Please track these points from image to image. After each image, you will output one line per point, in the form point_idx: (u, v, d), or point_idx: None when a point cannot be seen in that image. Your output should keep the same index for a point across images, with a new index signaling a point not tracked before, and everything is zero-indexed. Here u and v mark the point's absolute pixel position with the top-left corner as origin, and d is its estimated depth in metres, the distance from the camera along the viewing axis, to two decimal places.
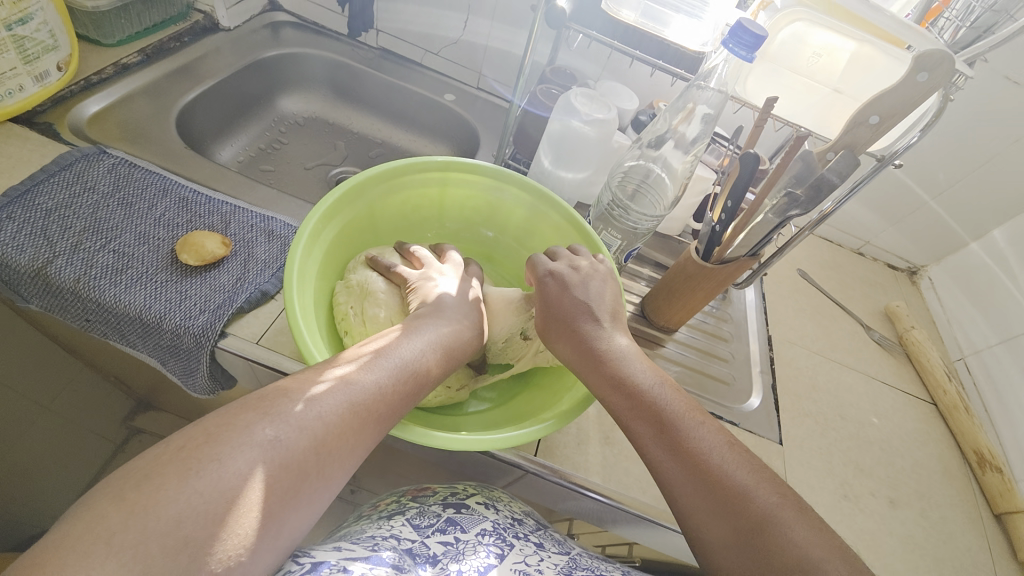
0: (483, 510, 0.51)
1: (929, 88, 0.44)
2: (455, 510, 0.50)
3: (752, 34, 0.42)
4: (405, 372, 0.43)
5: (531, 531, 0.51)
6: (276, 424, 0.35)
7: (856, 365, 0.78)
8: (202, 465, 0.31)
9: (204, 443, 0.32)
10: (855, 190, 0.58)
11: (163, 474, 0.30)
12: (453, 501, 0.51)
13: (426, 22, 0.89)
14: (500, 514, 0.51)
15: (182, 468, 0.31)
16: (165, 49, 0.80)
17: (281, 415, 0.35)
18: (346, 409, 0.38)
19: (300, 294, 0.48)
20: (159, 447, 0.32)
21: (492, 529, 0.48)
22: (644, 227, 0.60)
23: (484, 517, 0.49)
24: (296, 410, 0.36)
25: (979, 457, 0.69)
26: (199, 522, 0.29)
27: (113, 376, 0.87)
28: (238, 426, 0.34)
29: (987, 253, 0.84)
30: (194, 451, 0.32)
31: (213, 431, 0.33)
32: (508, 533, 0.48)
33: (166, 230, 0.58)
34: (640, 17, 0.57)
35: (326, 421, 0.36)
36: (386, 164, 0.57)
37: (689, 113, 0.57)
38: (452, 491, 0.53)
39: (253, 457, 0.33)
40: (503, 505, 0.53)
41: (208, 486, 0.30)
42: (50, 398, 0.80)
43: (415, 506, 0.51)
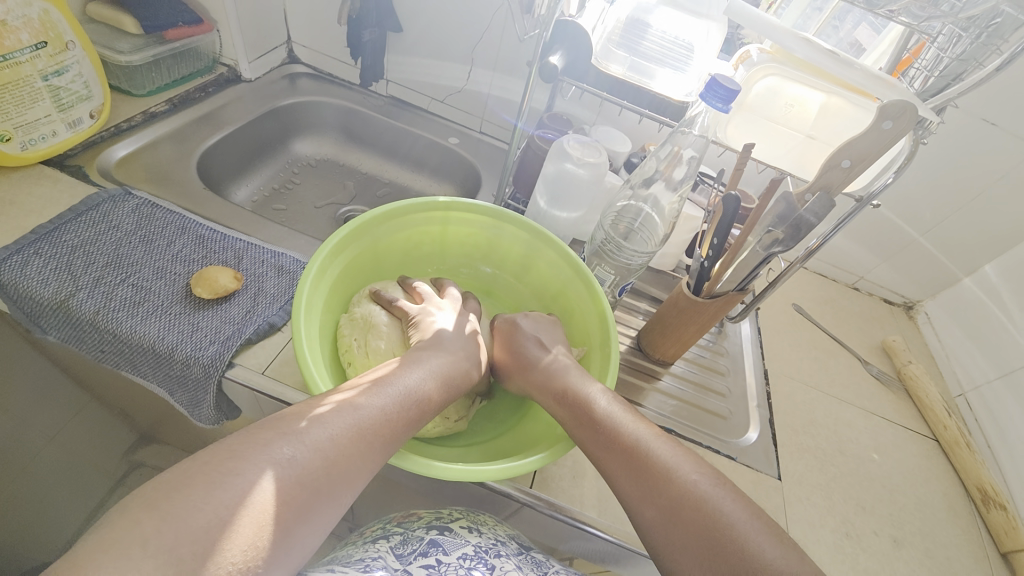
0: (466, 534, 0.51)
1: (895, 134, 0.47)
2: (438, 532, 0.51)
3: (727, 89, 0.46)
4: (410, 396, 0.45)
5: (513, 553, 0.51)
6: (293, 443, 0.37)
7: (854, 400, 0.78)
8: (223, 479, 0.33)
9: (225, 458, 0.35)
10: (839, 227, 0.60)
11: (188, 487, 0.32)
12: (437, 523, 0.52)
13: (433, 73, 0.96)
14: (483, 536, 0.51)
15: (206, 481, 0.33)
16: (191, 98, 0.86)
17: (297, 434, 0.37)
18: (354, 432, 0.39)
19: (307, 327, 0.50)
20: (183, 462, 0.34)
21: (475, 554, 0.48)
22: (637, 263, 0.62)
23: (466, 541, 0.50)
24: (309, 431, 0.38)
25: (983, 495, 0.68)
26: (218, 534, 0.31)
27: (116, 408, 0.85)
28: (257, 444, 0.36)
29: (980, 288, 0.86)
30: (217, 467, 0.34)
31: (234, 447, 0.35)
32: (489, 555, 0.49)
33: (182, 265, 0.61)
34: (627, 70, 0.64)
35: (337, 442, 0.38)
36: (389, 204, 0.61)
37: (676, 156, 0.60)
38: (437, 515, 0.54)
39: (270, 473, 0.35)
40: (487, 529, 0.53)
41: (228, 499, 0.33)
42: (54, 431, 0.83)
43: (399, 532, 0.51)
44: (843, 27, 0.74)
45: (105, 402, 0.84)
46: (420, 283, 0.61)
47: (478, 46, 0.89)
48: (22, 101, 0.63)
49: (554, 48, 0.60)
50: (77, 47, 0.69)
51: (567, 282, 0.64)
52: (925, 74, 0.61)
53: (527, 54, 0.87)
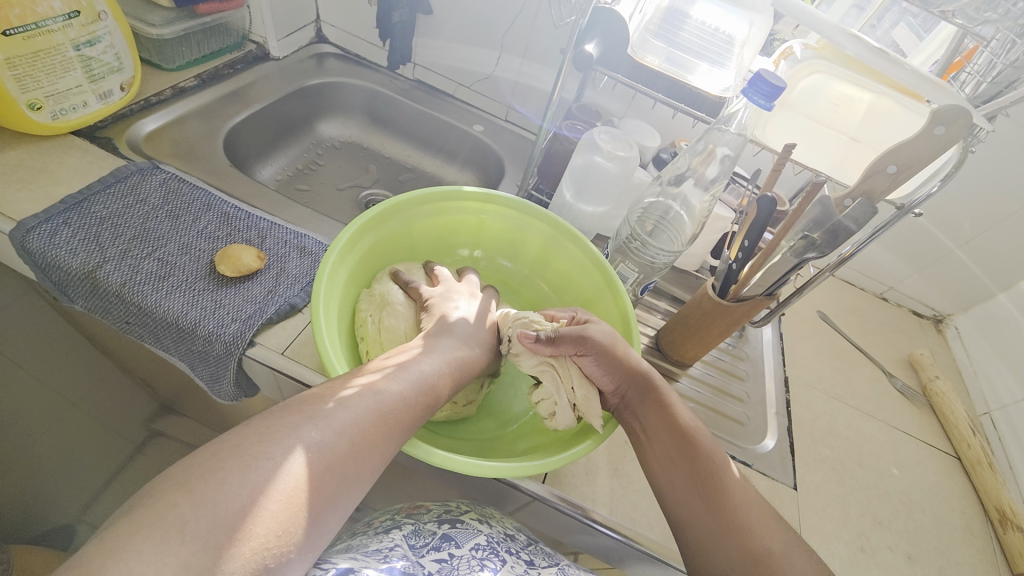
0: (477, 525, 0.52)
1: (947, 140, 0.45)
2: (449, 526, 0.51)
3: (773, 86, 0.44)
4: (424, 381, 0.45)
5: (522, 548, 0.52)
6: (320, 426, 0.37)
7: (876, 412, 0.76)
8: (255, 458, 0.34)
9: (253, 440, 0.35)
10: (875, 236, 0.57)
11: (224, 469, 0.33)
12: (447, 517, 0.52)
13: (461, 58, 0.95)
14: (494, 528, 0.52)
15: (236, 465, 0.33)
16: (219, 75, 0.86)
17: (323, 416, 0.38)
18: (376, 417, 0.40)
19: (326, 299, 0.50)
20: (213, 444, 0.35)
21: (486, 544, 0.49)
22: (661, 261, 0.61)
23: (478, 532, 0.51)
24: (334, 414, 0.38)
25: (1001, 515, 0.66)
26: (258, 515, 0.32)
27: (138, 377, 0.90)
28: (285, 429, 0.36)
29: (1014, 305, 0.83)
30: (251, 450, 0.34)
31: (260, 431, 0.36)
32: (501, 548, 0.49)
33: (207, 242, 0.62)
34: (663, 62, 0.62)
35: (360, 427, 0.39)
36: (428, 189, 0.61)
37: (709, 155, 0.59)
38: (446, 509, 0.54)
39: (299, 454, 0.35)
40: (496, 522, 0.54)
41: (263, 479, 0.33)
42: (77, 396, 0.86)
43: (411, 523, 0.51)
44: (883, 26, 0.71)
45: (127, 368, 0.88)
46: (443, 270, 0.60)
47: (509, 31, 0.87)
48: (54, 71, 0.63)
49: (589, 37, 0.58)
50: (109, 18, 0.68)
51: (596, 292, 0.62)
52: (977, 80, 0.58)
53: (558, 42, 0.85)
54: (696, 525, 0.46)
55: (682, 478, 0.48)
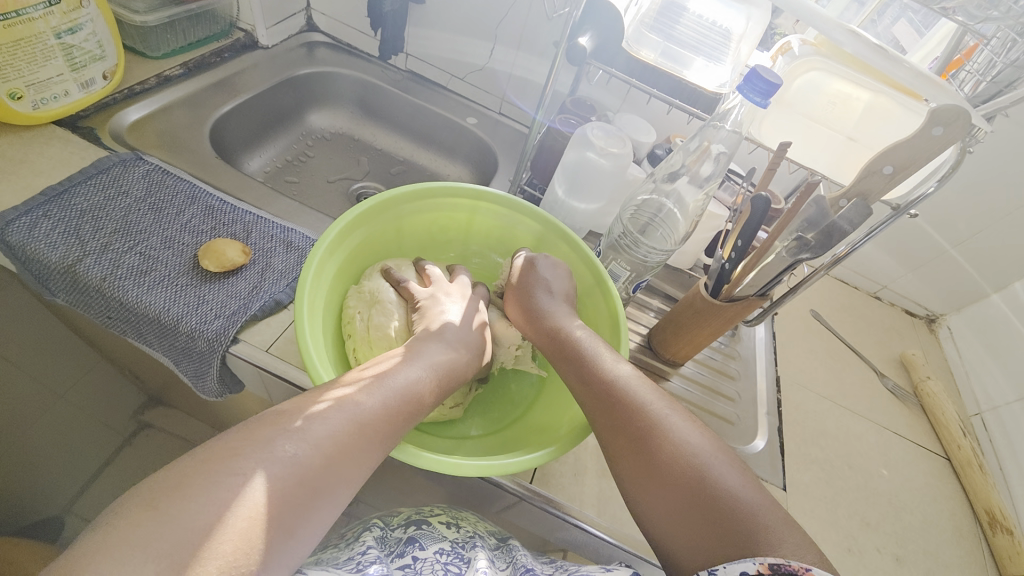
0: (444, 527, 0.53)
1: (944, 142, 0.44)
2: (416, 528, 0.52)
3: (768, 85, 0.44)
4: (404, 387, 0.44)
5: (490, 548, 0.52)
6: (294, 440, 0.36)
7: (866, 412, 0.76)
8: (231, 475, 0.33)
9: (230, 454, 0.34)
10: (871, 235, 0.57)
11: (191, 485, 0.32)
12: (415, 520, 0.54)
13: (455, 48, 0.93)
14: (460, 531, 0.53)
15: (206, 480, 0.32)
16: (206, 63, 0.84)
17: (299, 429, 0.37)
18: (352, 427, 0.39)
19: (312, 296, 0.49)
20: (187, 458, 0.34)
21: (451, 548, 0.49)
22: (654, 260, 0.60)
23: (443, 535, 0.51)
24: (307, 428, 0.37)
25: (991, 518, 0.66)
26: (227, 533, 0.31)
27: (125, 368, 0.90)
28: (258, 443, 0.35)
29: (1007, 306, 0.82)
30: (221, 467, 0.33)
31: (237, 445, 0.35)
32: (465, 549, 0.50)
33: (191, 236, 0.60)
34: (659, 56, 0.60)
35: (337, 438, 0.38)
36: (420, 183, 0.59)
37: (704, 152, 0.57)
38: (417, 513, 0.56)
39: (276, 468, 0.34)
40: (466, 524, 0.55)
41: (238, 497, 0.32)
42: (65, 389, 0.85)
43: (379, 530, 0.53)
44: (884, 22, 0.69)
45: (114, 362, 0.89)
46: (434, 270, 0.59)
47: (504, 22, 0.86)
48: (34, 59, 0.61)
49: (583, 29, 0.57)
50: (91, 4, 0.65)
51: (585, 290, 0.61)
52: (976, 79, 0.57)
53: (553, 34, 0.84)
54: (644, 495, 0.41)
55: (623, 448, 0.44)
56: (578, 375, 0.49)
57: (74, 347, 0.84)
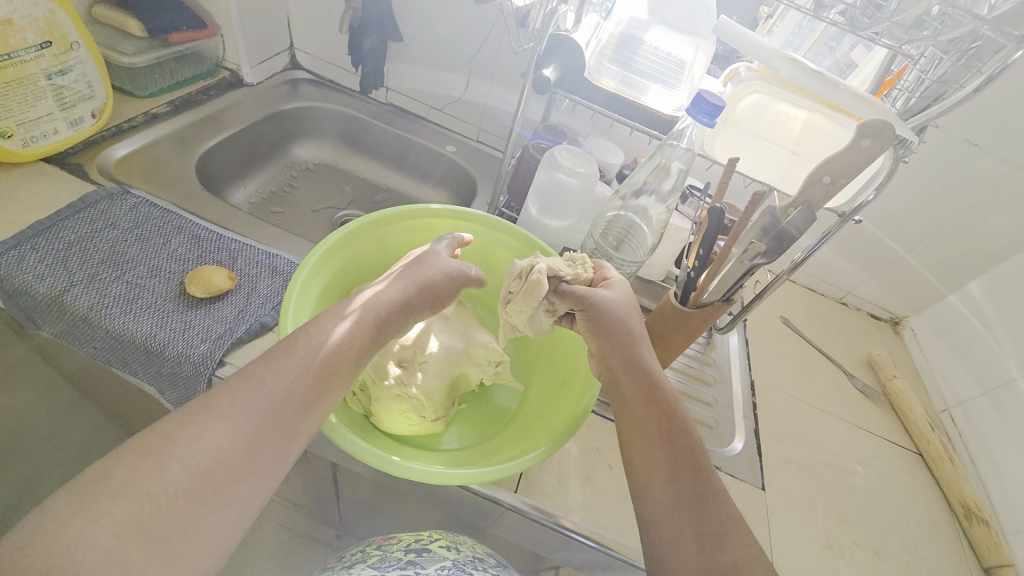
0: (445, 550, 0.54)
1: (871, 153, 0.49)
2: (417, 553, 0.53)
3: (713, 106, 0.48)
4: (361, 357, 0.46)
5: (490, 566, 0.55)
6: (226, 413, 0.37)
7: (839, 412, 0.79)
8: (179, 447, 0.34)
9: (175, 431, 0.35)
10: (824, 241, 0.61)
11: (125, 468, 0.33)
12: (415, 546, 0.54)
13: (432, 82, 0.98)
14: (461, 552, 0.55)
15: (142, 462, 0.33)
16: (193, 101, 0.87)
17: (233, 404, 0.38)
18: (293, 384, 0.40)
19: (297, 315, 0.51)
20: (134, 438, 0.35)
21: (453, 566, 0.52)
22: (627, 271, 0.65)
23: (445, 556, 0.53)
24: (246, 396, 0.38)
25: (966, 510, 0.69)
26: (170, 503, 0.33)
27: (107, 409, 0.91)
28: (188, 424, 0.36)
29: (963, 305, 0.87)
30: (153, 450, 0.34)
31: (180, 418, 0.36)
32: (467, 566, 0.52)
33: (178, 264, 0.62)
34: (619, 84, 0.65)
35: (275, 399, 0.39)
36: (401, 206, 0.62)
37: (665, 169, 0.62)
38: (416, 538, 0.56)
39: (225, 435, 0.36)
40: (465, 547, 0.57)
41: (190, 465, 0.34)
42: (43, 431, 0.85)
43: (377, 554, 0.54)
44: (841, 47, 0.76)
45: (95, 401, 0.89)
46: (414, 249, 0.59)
47: (477, 56, 0.91)
48: (25, 100, 0.64)
49: (547, 61, 0.62)
50: (81, 47, 0.69)
51: None
52: (907, 95, 0.62)
53: (523, 67, 0.89)
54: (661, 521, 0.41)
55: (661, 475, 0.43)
56: (653, 408, 0.47)
57: None
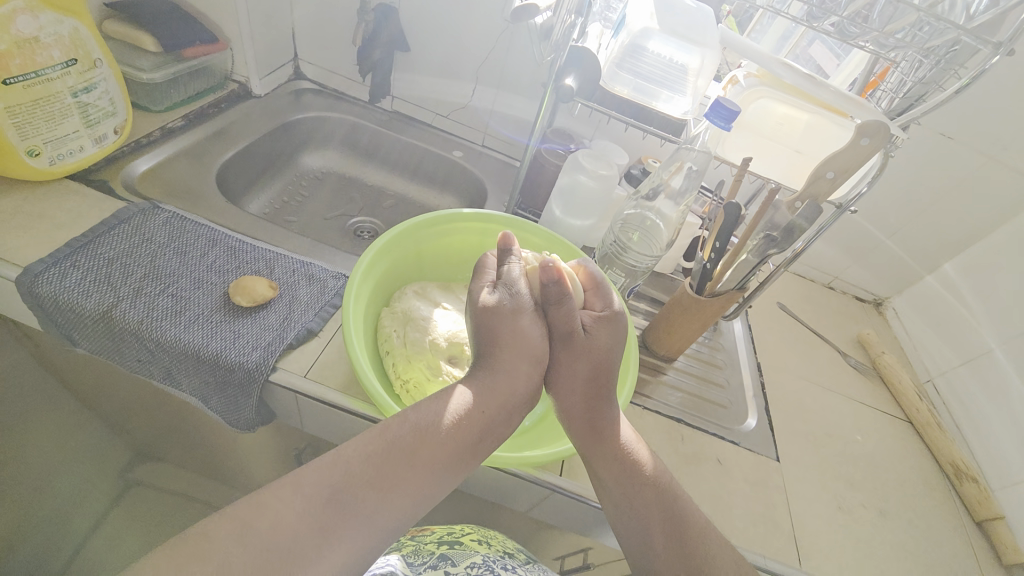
0: (475, 547, 0.61)
1: (871, 149, 0.55)
2: (448, 547, 0.61)
3: (730, 110, 0.53)
4: (455, 435, 0.44)
5: (518, 563, 0.60)
6: (313, 482, 0.39)
7: (837, 387, 0.86)
8: (262, 522, 0.36)
9: (255, 507, 0.37)
10: (821, 231, 0.66)
11: (223, 531, 0.35)
12: (447, 539, 0.62)
13: (438, 89, 1.01)
14: (490, 549, 0.61)
15: (238, 525, 0.35)
16: (205, 114, 0.88)
17: (321, 472, 0.40)
18: (378, 462, 0.41)
19: (354, 318, 0.53)
20: (226, 505, 0.37)
21: (482, 562, 0.58)
22: (643, 265, 0.70)
23: (474, 552, 0.60)
24: (336, 471, 0.40)
25: (955, 468, 0.76)
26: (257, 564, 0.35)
27: (116, 425, 0.95)
28: (283, 490, 0.38)
29: (941, 284, 0.95)
30: (248, 514, 0.36)
31: (262, 495, 0.37)
32: (495, 565, 0.58)
33: (217, 275, 0.64)
34: (631, 91, 0.70)
35: (359, 475, 0.40)
36: (435, 211, 0.65)
37: (678, 169, 0.67)
38: (449, 531, 0.64)
39: (310, 505, 0.38)
40: (495, 543, 0.63)
41: (269, 544, 0.35)
42: (53, 449, 0.88)
43: (412, 547, 0.61)
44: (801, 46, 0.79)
45: (103, 417, 0.92)
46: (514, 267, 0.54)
47: (484, 65, 0.95)
48: (52, 118, 0.64)
49: (568, 70, 0.66)
50: (103, 65, 0.69)
51: None
52: (891, 96, 0.69)
53: (529, 73, 0.93)
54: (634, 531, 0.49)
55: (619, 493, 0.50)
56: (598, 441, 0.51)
57: (66, 405, 0.88)
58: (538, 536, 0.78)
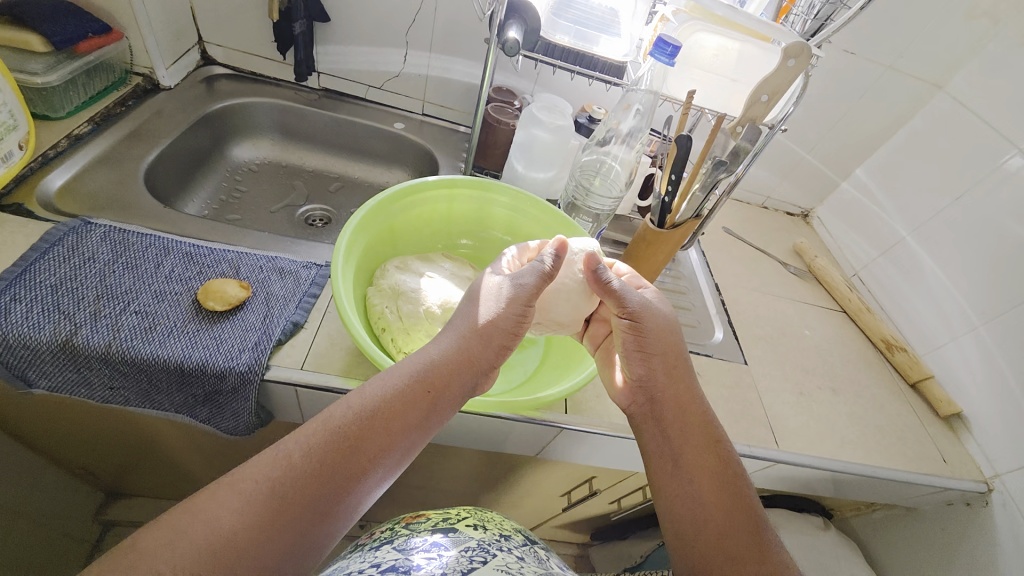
0: (470, 531, 0.56)
1: (797, 69, 0.59)
2: (443, 532, 0.55)
3: (672, 45, 0.56)
4: (408, 416, 0.44)
5: (516, 545, 0.56)
6: (247, 482, 0.39)
7: (784, 293, 0.96)
8: (194, 523, 0.36)
9: (189, 509, 0.37)
10: (757, 155, 0.72)
11: (149, 538, 0.35)
12: (442, 525, 0.57)
13: (367, 59, 0.96)
14: (486, 533, 0.56)
15: (169, 531, 0.36)
16: (114, 115, 0.80)
17: (254, 470, 0.40)
18: (314, 457, 0.41)
19: (348, 300, 0.53)
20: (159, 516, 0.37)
21: (477, 546, 0.52)
22: (606, 208, 0.73)
23: (469, 538, 0.54)
24: (268, 467, 0.40)
25: (887, 343, 0.89)
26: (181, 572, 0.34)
27: (79, 468, 0.88)
28: (213, 493, 0.38)
29: (856, 189, 1.07)
30: (179, 519, 0.36)
31: (198, 497, 0.38)
32: (492, 547, 0.53)
33: (180, 284, 0.60)
34: (573, 38, 0.70)
35: (292, 468, 0.40)
36: (402, 183, 0.64)
37: (626, 110, 0.70)
38: (444, 517, 0.60)
39: (237, 507, 0.38)
40: (493, 526, 0.60)
41: (201, 544, 0.36)
42: (22, 510, 0.81)
43: (405, 533, 0.56)
44: None
45: (67, 462, 0.85)
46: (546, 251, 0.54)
47: (411, 28, 0.91)
48: None
49: (509, 23, 0.66)
50: None
51: None
52: (803, 19, 0.73)
53: (461, 31, 0.91)
54: (706, 507, 0.49)
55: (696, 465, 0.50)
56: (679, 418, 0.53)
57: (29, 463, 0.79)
58: (547, 477, 0.84)
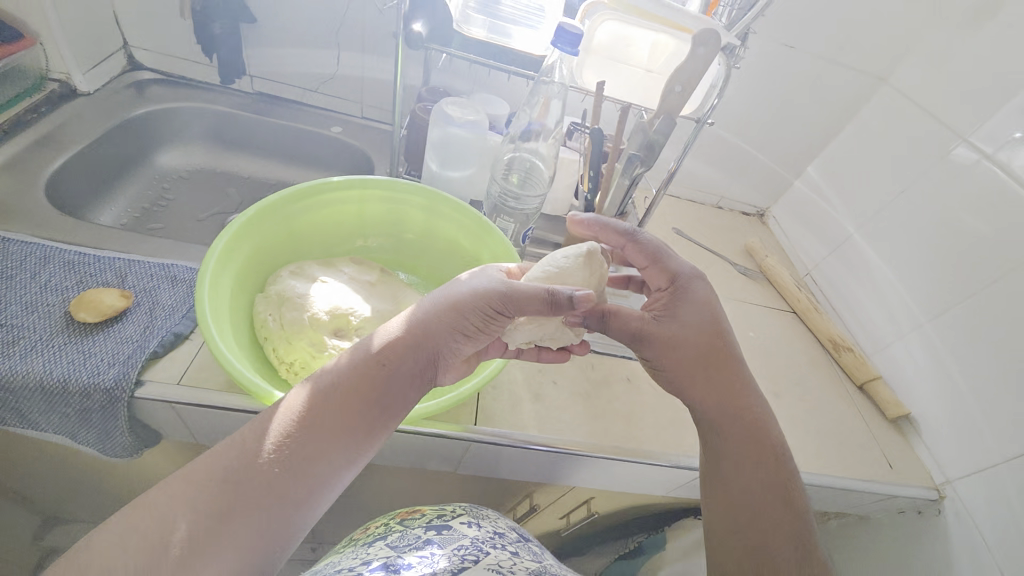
0: (463, 529, 0.51)
1: (706, 57, 0.56)
2: (436, 530, 0.50)
3: (573, 34, 0.54)
4: (368, 390, 0.42)
5: (510, 543, 0.50)
6: (203, 476, 0.37)
7: (731, 294, 0.93)
8: (143, 528, 0.34)
9: (135, 514, 0.35)
10: (687, 148, 0.70)
11: (98, 541, 0.34)
12: (437, 522, 0.52)
13: (299, 61, 0.94)
14: (480, 531, 0.51)
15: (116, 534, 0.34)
16: (22, 122, 0.77)
17: (208, 464, 0.37)
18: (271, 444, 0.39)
19: (216, 308, 0.50)
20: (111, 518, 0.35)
21: (467, 547, 0.47)
22: (531, 207, 0.69)
23: (462, 537, 0.49)
24: (222, 460, 0.37)
25: (835, 344, 0.86)
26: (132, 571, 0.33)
27: None
28: (164, 492, 0.36)
29: (807, 186, 1.04)
30: (126, 520, 0.35)
31: (146, 498, 0.36)
32: (483, 548, 0.47)
33: (56, 294, 0.56)
34: (487, 32, 0.69)
35: (247, 459, 0.38)
36: (302, 183, 0.61)
37: (544, 104, 0.66)
38: (440, 513, 0.54)
39: (190, 502, 0.36)
40: (487, 522, 0.54)
41: (149, 541, 0.34)
42: None
43: (400, 530, 0.52)
44: None
45: None
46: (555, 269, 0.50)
47: (341, 28, 0.89)
48: None
49: (415, 16, 0.63)
50: None
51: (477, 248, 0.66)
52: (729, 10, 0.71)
53: (392, 30, 0.89)
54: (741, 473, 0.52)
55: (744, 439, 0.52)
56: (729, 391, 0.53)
57: None
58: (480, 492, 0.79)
